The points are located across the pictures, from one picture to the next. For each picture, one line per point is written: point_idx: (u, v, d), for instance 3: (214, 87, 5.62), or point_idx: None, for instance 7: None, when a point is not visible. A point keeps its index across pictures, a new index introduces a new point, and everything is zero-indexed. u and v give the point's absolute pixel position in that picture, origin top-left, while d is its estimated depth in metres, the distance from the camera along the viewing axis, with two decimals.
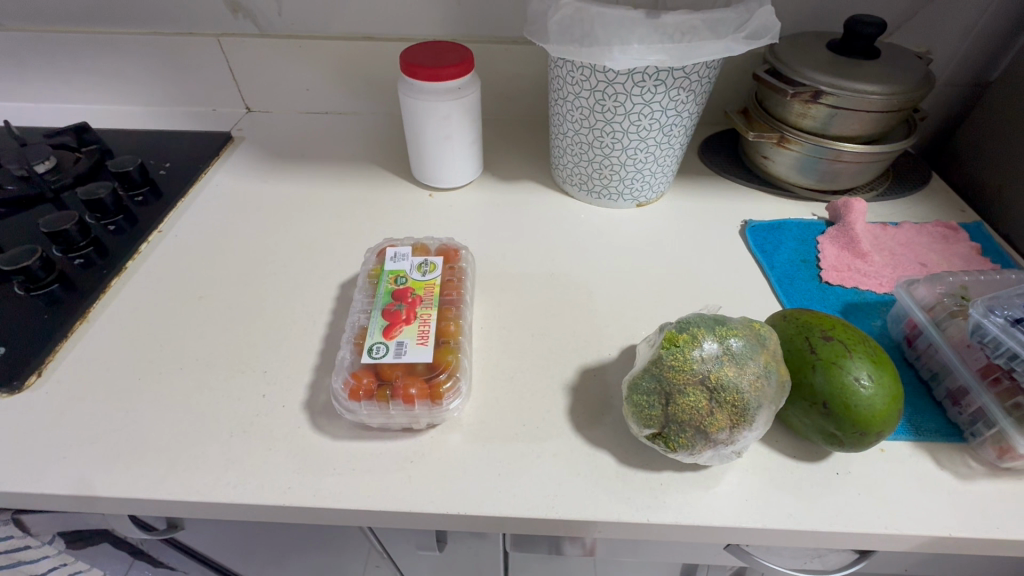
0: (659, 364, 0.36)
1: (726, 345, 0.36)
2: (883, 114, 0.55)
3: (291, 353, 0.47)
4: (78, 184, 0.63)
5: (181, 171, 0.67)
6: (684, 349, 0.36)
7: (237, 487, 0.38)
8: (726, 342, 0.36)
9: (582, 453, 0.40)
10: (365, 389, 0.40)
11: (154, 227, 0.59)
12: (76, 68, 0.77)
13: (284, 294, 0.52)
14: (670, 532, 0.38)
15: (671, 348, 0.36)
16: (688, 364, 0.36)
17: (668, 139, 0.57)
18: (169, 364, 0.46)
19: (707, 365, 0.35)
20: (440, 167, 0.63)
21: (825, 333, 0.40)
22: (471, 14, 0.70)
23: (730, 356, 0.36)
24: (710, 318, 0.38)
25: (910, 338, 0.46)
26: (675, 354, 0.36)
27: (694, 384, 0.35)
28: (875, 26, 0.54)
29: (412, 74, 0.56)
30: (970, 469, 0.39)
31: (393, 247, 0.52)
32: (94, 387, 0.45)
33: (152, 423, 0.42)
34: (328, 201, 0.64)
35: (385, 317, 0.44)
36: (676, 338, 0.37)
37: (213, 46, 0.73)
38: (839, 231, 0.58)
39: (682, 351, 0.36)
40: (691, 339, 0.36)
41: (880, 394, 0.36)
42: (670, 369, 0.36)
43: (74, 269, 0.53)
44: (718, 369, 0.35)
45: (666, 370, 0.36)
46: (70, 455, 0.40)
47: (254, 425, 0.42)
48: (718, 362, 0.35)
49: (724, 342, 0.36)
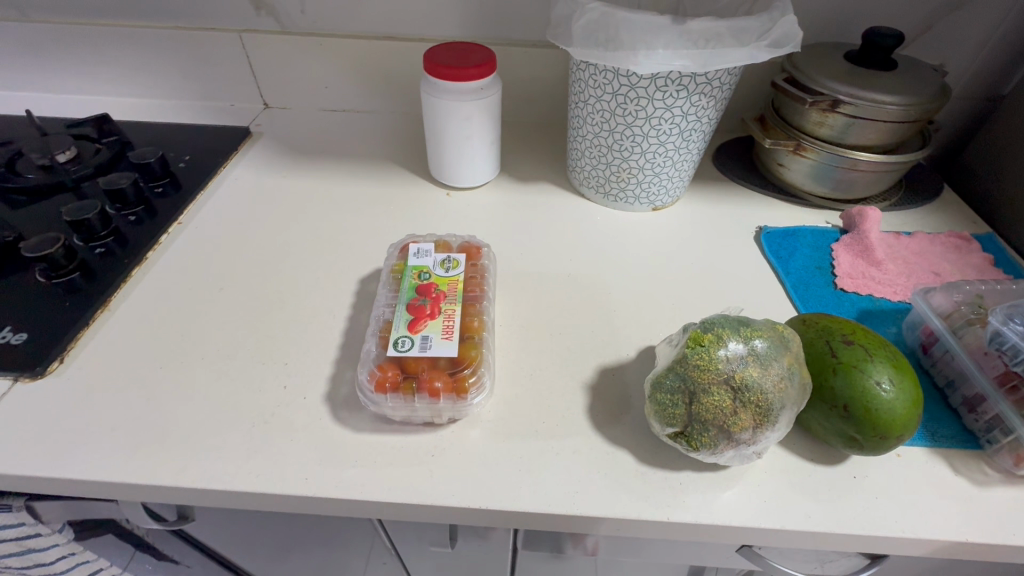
0: (684, 363, 0.37)
1: (751, 347, 0.37)
2: (900, 125, 0.55)
3: (312, 346, 0.47)
4: (98, 174, 0.63)
5: (200, 164, 0.67)
6: (709, 349, 0.37)
7: (257, 477, 0.39)
8: (751, 343, 0.37)
9: (601, 452, 0.40)
10: (391, 382, 0.40)
11: (174, 219, 0.59)
12: (96, 60, 0.77)
13: (304, 288, 0.53)
14: (688, 531, 0.38)
15: (696, 347, 0.37)
16: (712, 363, 0.36)
17: (686, 144, 0.57)
18: (190, 353, 0.47)
19: (732, 366, 0.36)
20: (459, 166, 0.64)
21: (846, 337, 0.40)
22: (492, 16, 0.71)
23: (754, 357, 0.36)
24: (734, 319, 0.39)
25: (925, 345, 0.46)
26: (700, 354, 0.37)
27: (719, 384, 0.35)
28: (895, 38, 0.55)
29: (435, 73, 0.57)
30: (986, 476, 0.39)
31: (415, 243, 0.52)
32: (115, 375, 0.45)
33: (174, 412, 0.42)
34: (346, 197, 0.65)
35: (410, 312, 0.45)
36: (701, 338, 0.37)
37: (234, 41, 0.74)
38: (853, 239, 0.58)
39: (706, 351, 0.37)
40: (715, 340, 0.37)
41: (901, 399, 0.37)
42: (694, 368, 0.36)
43: (95, 258, 0.54)
44: (742, 369, 0.36)
45: (690, 370, 0.36)
46: (93, 441, 0.40)
47: (275, 416, 0.42)
48: (743, 362, 0.36)
49: (749, 344, 0.37)
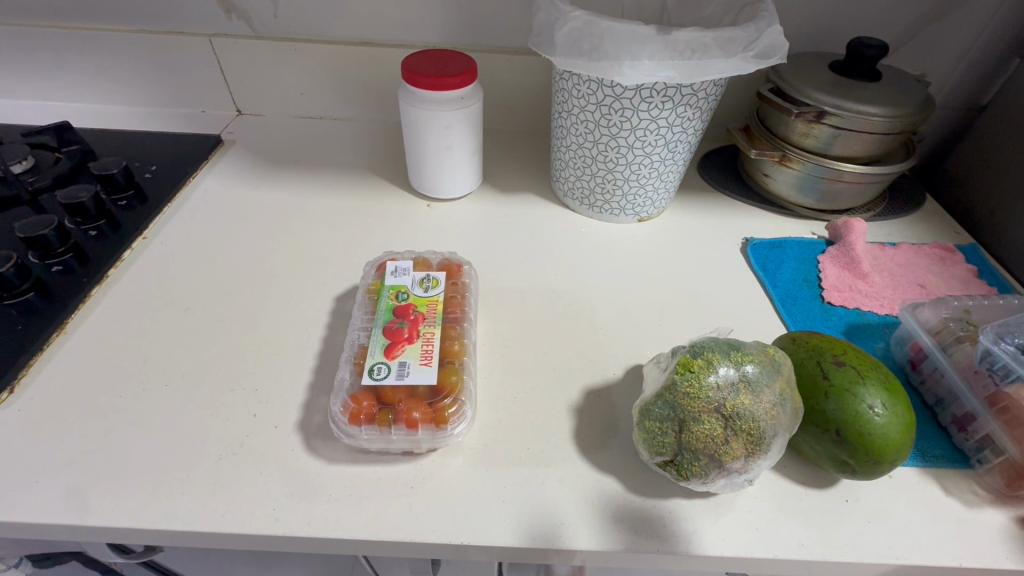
0: (672, 390, 0.36)
1: (742, 371, 0.35)
2: (885, 136, 0.55)
3: (284, 370, 0.45)
4: (58, 186, 0.60)
5: (168, 174, 0.64)
6: (699, 375, 0.35)
7: (224, 516, 0.36)
8: (742, 368, 0.36)
9: (588, 479, 0.39)
10: (366, 412, 0.39)
11: (139, 233, 0.56)
12: (57, 65, 0.73)
13: (277, 307, 0.50)
14: (679, 562, 0.37)
15: (685, 373, 0.36)
16: (703, 391, 0.35)
17: (672, 154, 0.56)
18: (153, 380, 0.44)
19: (723, 393, 0.35)
20: (439, 177, 0.62)
21: (836, 358, 0.39)
22: (472, 22, 0.69)
23: (746, 382, 0.35)
24: (725, 342, 0.38)
25: (914, 361, 0.46)
26: (690, 376, 0.35)
27: (709, 412, 0.34)
28: (879, 49, 0.54)
29: (413, 81, 0.55)
30: (978, 497, 0.39)
31: (393, 261, 0.50)
32: (71, 405, 0.42)
33: (133, 444, 0.40)
34: (322, 209, 0.62)
35: (386, 335, 0.43)
36: (691, 363, 0.36)
37: (204, 46, 0.71)
38: (840, 251, 0.58)
39: (697, 377, 0.35)
40: (705, 365, 0.36)
41: (893, 423, 0.36)
42: (681, 395, 0.35)
43: (52, 277, 0.50)
44: (734, 397, 0.34)
45: (678, 398, 0.35)
46: (43, 479, 0.37)
47: (243, 447, 0.40)
48: (734, 389, 0.35)
49: (740, 369, 0.35)
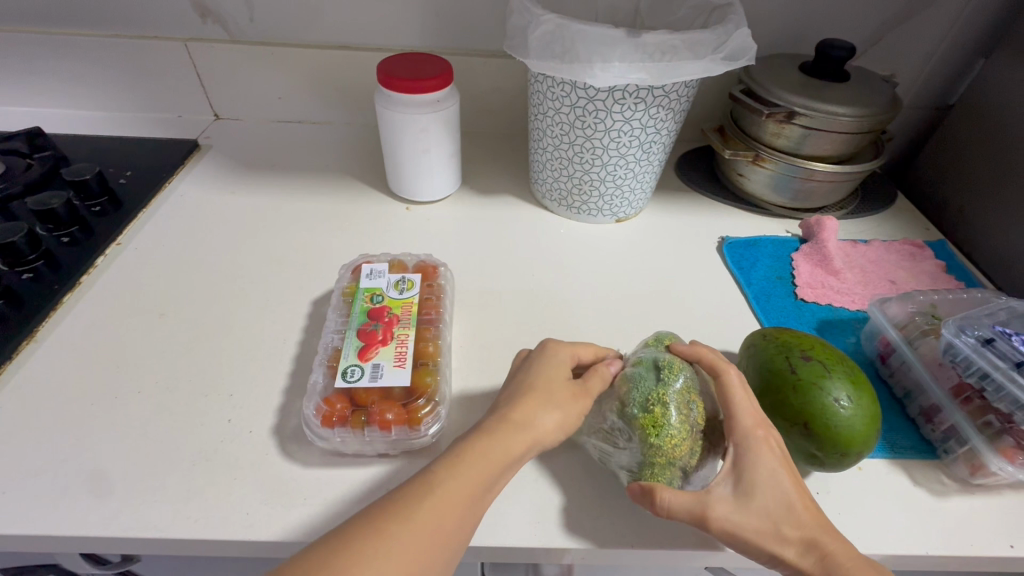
0: (648, 449, 0.36)
1: (684, 393, 0.37)
2: (853, 136, 0.56)
3: (258, 374, 0.45)
4: (29, 192, 0.59)
5: (143, 180, 0.64)
6: (668, 425, 0.36)
7: (198, 522, 0.36)
8: (681, 391, 0.37)
9: (564, 477, 0.39)
10: (340, 415, 0.39)
11: (112, 239, 0.56)
12: (29, 70, 0.72)
13: (253, 311, 0.50)
14: (654, 557, 0.37)
15: (660, 432, 0.36)
16: (680, 435, 0.36)
17: (647, 156, 0.57)
18: (125, 387, 0.43)
19: (691, 422, 0.36)
20: (418, 180, 0.62)
21: (804, 352, 0.40)
22: (449, 26, 0.69)
23: (693, 399, 0.37)
24: (641, 372, 0.39)
25: (883, 355, 0.47)
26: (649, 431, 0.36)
27: (694, 443, 0.36)
28: (846, 51, 0.56)
29: (389, 85, 0.55)
30: (945, 486, 0.40)
31: (369, 263, 0.50)
32: (40, 415, 0.41)
33: (104, 453, 0.39)
34: (300, 212, 0.62)
35: (360, 338, 0.43)
36: (653, 419, 0.36)
37: (179, 50, 0.70)
38: (812, 248, 0.59)
39: (669, 428, 0.36)
40: (663, 414, 0.36)
41: (859, 415, 0.37)
42: (666, 451, 0.35)
43: (22, 285, 0.49)
44: (698, 417, 0.37)
45: (662, 456, 0.35)
46: (11, 489, 0.37)
47: (217, 453, 0.39)
48: (693, 412, 0.37)
49: (681, 393, 0.37)
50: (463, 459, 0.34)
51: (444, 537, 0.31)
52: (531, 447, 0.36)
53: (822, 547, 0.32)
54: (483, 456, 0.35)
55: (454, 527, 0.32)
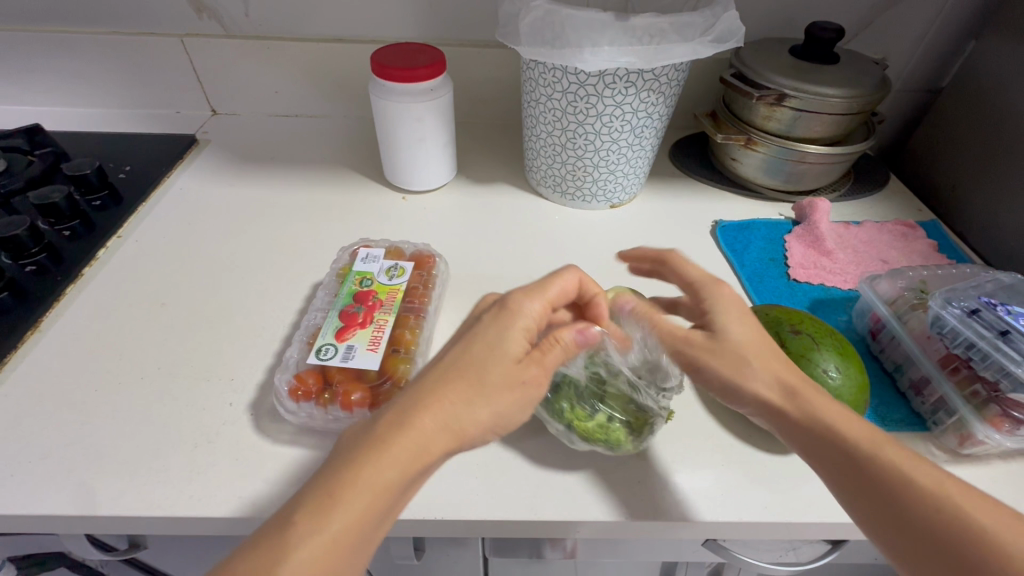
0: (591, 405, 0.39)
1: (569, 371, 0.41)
2: (844, 117, 0.57)
3: (258, 359, 0.46)
4: (31, 188, 0.60)
5: (142, 174, 0.64)
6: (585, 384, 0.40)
7: (200, 501, 0.37)
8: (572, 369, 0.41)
9: (557, 453, 0.40)
10: (306, 390, 0.40)
11: (113, 232, 0.57)
12: (28, 69, 0.73)
13: (252, 299, 0.51)
14: (649, 529, 0.38)
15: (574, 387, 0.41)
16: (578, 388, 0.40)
17: (639, 140, 0.57)
18: (129, 373, 0.44)
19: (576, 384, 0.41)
20: (412, 169, 0.63)
21: (793, 326, 0.41)
22: (443, 17, 0.70)
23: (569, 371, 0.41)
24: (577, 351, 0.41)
25: (874, 331, 0.47)
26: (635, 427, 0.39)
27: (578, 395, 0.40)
28: (834, 33, 0.56)
29: (382, 74, 0.55)
30: (935, 457, 0.40)
31: (366, 248, 0.52)
32: (47, 399, 0.42)
33: (108, 435, 0.40)
34: (298, 204, 0.63)
35: (341, 319, 0.44)
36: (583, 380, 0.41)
37: (175, 46, 0.71)
38: (804, 230, 0.60)
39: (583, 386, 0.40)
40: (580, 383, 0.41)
41: (847, 385, 0.38)
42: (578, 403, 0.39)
43: (25, 277, 0.50)
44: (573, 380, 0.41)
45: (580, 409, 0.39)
46: (20, 471, 0.38)
47: (218, 436, 0.40)
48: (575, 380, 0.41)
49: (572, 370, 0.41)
50: (387, 450, 0.29)
51: (367, 530, 0.28)
52: (452, 434, 0.30)
53: (824, 423, 0.33)
54: (395, 459, 0.28)
55: (381, 516, 0.28)
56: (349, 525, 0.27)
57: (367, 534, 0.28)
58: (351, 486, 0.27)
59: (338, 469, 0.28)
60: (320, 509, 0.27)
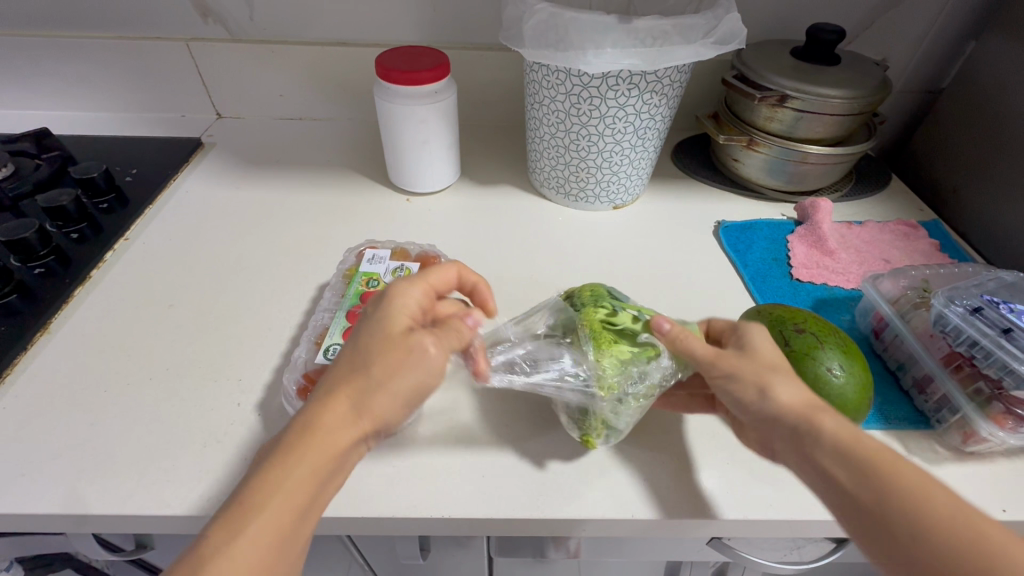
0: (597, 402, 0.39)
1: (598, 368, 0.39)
2: (846, 117, 0.57)
3: (265, 360, 0.46)
4: (38, 191, 0.60)
5: (149, 177, 0.65)
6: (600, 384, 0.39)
7: (208, 500, 0.37)
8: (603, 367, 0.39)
9: (563, 452, 0.40)
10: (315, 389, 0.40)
11: (120, 235, 0.57)
12: (35, 73, 0.74)
13: (258, 301, 0.51)
14: (655, 527, 0.38)
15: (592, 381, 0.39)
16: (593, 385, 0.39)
17: (642, 142, 0.58)
18: (137, 374, 0.45)
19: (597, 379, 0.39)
20: (417, 171, 0.63)
21: (797, 325, 0.41)
22: (446, 20, 0.70)
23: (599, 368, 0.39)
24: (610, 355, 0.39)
25: (877, 330, 0.48)
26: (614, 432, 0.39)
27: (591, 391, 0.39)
28: (837, 34, 0.57)
29: (387, 77, 0.56)
30: (939, 455, 0.40)
31: (371, 249, 0.52)
32: (57, 400, 0.42)
33: (117, 435, 0.40)
34: (303, 206, 0.64)
35: (348, 319, 0.44)
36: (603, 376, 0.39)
37: (181, 50, 0.72)
38: (807, 230, 0.60)
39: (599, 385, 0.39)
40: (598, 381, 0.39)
41: (851, 383, 0.38)
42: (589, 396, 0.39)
43: (34, 279, 0.51)
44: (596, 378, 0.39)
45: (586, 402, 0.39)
46: (30, 471, 0.38)
47: (226, 435, 0.41)
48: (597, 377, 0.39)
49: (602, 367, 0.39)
50: (321, 448, 0.29)
51: (302, 524, 0.29)
52: (354, 427, 0.31)
53: (806, 429, 0.32)
54: (302, 459, 0.29)
55: (304, 513, 0.29)
56: (281, 523, 0.28)
57: (293, 531, 0.28)
58: (276, 490, 0.28)
59: (255, 478, 0.29)
60: (233, 517, 0.27)
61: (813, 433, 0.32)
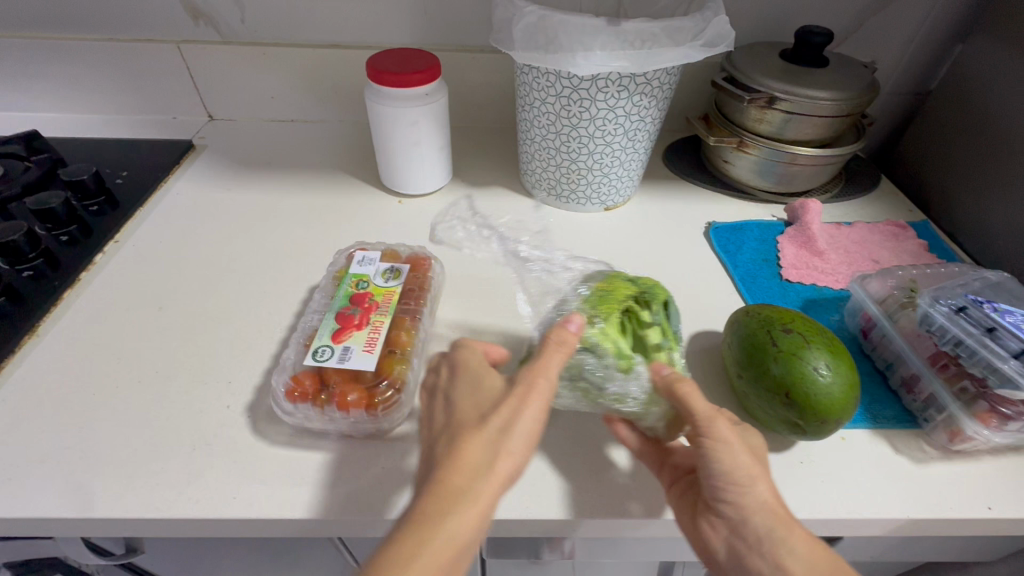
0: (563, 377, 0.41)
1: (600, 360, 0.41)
2: (834, 119, 0.57)
3: (255, 362, 0.46)
4: (27, 194, 0.60)
5: (139, 179, 0.65)
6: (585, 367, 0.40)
7: (197, 504, 0.37)
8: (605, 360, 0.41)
9: (553, 453, 0.40)
10: (304, 391, 0.40)
11: (110, 238, 0.57)
12: (24, 75, 0.74)
13: (248, 303, 0.51)
14: (645, 526, 0.38)
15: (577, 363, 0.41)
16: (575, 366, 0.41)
17: (632, 143, 0.58)
18: (125, 377, 0.44)
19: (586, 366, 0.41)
20: (409, 173, 0.63)
21: (785, 325, 0.41)
22: (437, 22, 0.70)
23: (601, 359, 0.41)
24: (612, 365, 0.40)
25: (865, 330, 0.48)
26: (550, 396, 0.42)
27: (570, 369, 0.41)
28: (824, 36, 0.57)
29: (377, 79, 0.56)
30: (926, 453, 0.41)
31: (362, 251, 0.52)
32: (44, 404, 0.42)
33: (105, 439, 0.40)
34: (294, 208, 0.63)
35: (337, 321, 0.44)
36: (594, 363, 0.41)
37: (172, 52, 0.71)
38: (797, 231, 0.60)
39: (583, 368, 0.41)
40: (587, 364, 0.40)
41: (838, 383, 0.38)
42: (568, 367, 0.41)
43: (22, 282, 0.50)
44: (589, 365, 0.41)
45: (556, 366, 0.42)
46: (17, 476, 0.38)
47: (216, 438, 0.40)
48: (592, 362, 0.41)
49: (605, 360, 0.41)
50: (455, 495, 0.31)
51: (457, 563, 0.30)
52: (496, 470, 0.33)
53: (781, 538, 0.33)
54: (445, 517, 0.30)
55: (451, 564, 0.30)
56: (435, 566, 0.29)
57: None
58: (423, 549, 0.29)
59: (401, 539, 0.29)
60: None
61: (785, 544, 0.33)
